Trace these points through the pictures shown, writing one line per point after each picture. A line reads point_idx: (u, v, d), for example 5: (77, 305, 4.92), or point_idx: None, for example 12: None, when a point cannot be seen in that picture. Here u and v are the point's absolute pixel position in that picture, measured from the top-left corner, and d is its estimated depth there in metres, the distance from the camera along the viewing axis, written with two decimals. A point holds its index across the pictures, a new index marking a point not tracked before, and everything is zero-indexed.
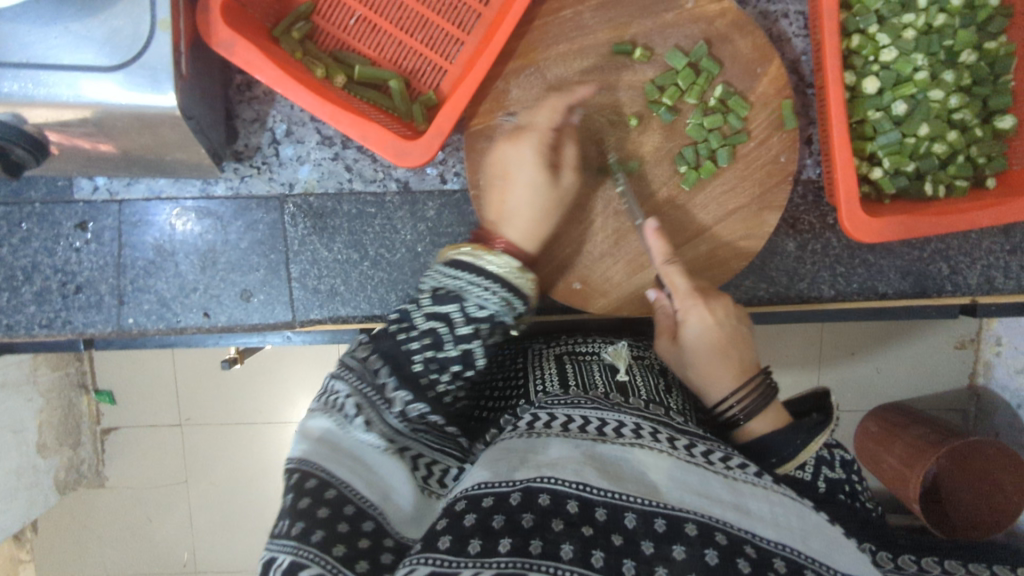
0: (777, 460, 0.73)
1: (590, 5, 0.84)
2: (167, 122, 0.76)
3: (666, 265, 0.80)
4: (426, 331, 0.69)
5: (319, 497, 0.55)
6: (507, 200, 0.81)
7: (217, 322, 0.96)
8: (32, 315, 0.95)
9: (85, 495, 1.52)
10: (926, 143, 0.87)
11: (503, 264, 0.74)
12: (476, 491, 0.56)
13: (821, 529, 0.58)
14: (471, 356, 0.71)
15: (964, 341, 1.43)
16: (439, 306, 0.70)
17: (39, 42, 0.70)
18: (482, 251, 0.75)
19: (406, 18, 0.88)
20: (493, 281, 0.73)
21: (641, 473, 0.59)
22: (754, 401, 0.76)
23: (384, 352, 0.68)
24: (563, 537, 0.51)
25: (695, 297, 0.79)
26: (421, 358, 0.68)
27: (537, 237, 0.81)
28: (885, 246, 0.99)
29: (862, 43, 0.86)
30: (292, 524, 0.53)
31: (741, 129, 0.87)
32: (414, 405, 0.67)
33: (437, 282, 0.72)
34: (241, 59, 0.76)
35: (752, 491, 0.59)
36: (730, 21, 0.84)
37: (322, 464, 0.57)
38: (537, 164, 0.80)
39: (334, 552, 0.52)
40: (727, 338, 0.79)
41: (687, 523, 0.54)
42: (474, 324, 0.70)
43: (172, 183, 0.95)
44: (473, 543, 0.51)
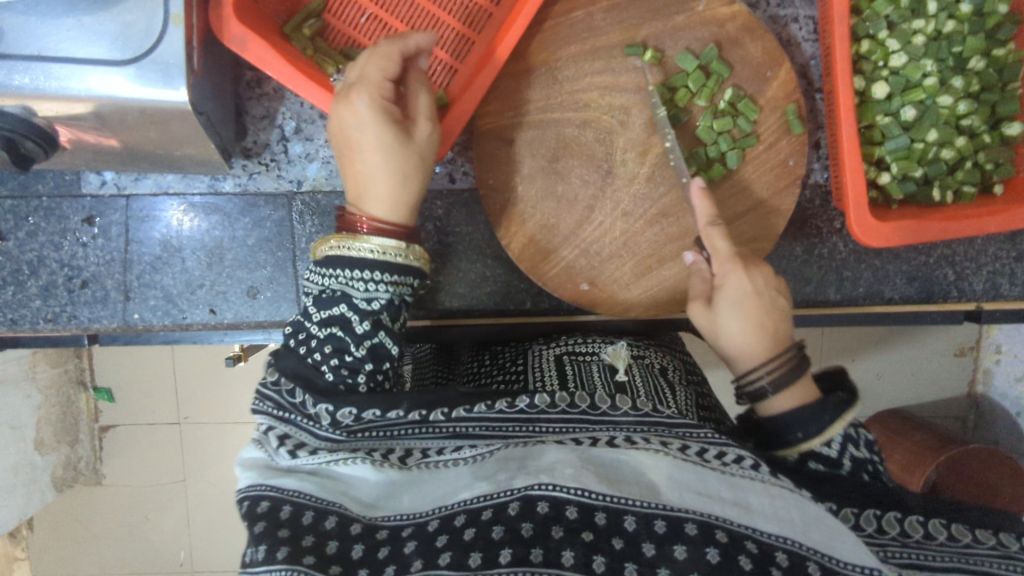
0: (801, 436, 0.67)
1: (602, 6, 0.84)
2: (177, 117, 0.76)
3: (707, 226, 0.77)
4: (327, 337, 0.67)
5: (275, 518, 0.54)
6: (360, 169, 0.72)
7: (223, 319, 0.96)
8: (38, 309, 0.95)
9: (85, 492, 1.52)
10: (934, 148, 0.87)
11: (379, 246, 0.68)
12: (475, 504, 0.55)
13: (822, 519, 0.56)
14: (378, 348, 0.69)
15: (964, 348, 1.42)
16: (331, 309, 0.67)
17: (52, 36, 0.70)
18: (348, 239, 0.69)
19: (418, 17, 0.88)
20: (372, 267, 0.68)
21: (639, 474, 0.58)
22: (785, 373, 0.70)
23: (291, 372, 0.66)
24: (564, 544, 0.52)
25: (734, 261, 0.75)
26: (329, 367, 0.66)
27: (406, 208, 0.73)
28: (892, 251, 0.99)
29: (871, 48, 0.86)
30: (256, 549, 0.52)
31: (750, 133, 0.87)
32: (341, 410, 0.63)
33: (318, 287, 0.70)
34: (253, 54, 0.76)
35: (752, 485, 0.58)
36: (741, 25, 0.85)
37: (266, 484, 0.56)
38: (377, 119, 0.70)
39: (305, 562, 0.51)
40: (763, 306, 0.73)
41: (687, 523, 0.54)
42: (368, 317, 0.68)
43: (180, 179, 0.94)
44: (473, 555, 0.51)
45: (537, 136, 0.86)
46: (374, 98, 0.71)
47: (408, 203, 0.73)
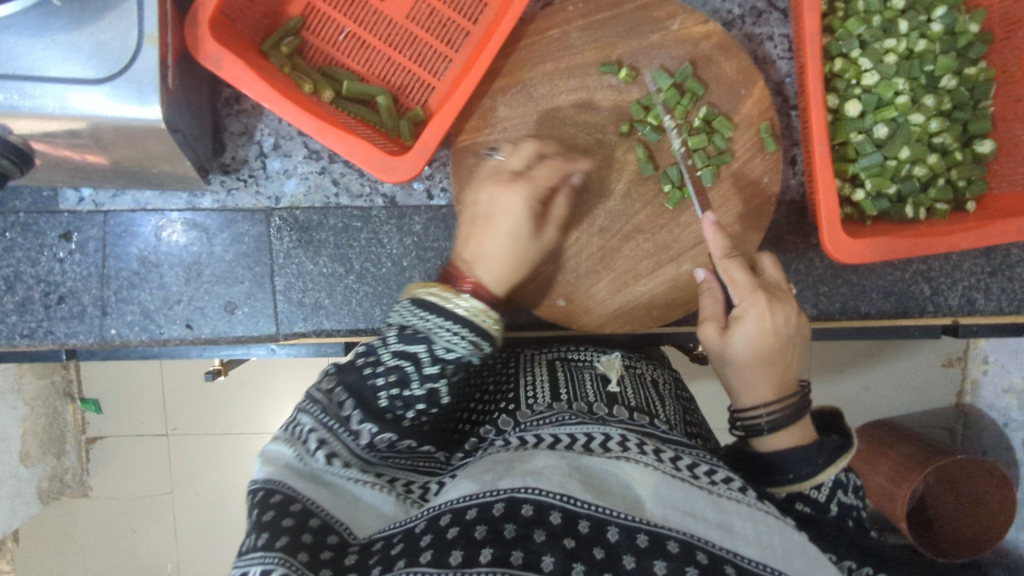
0: (792, 477, 0.67)
1: (578, 25, 0.85)
2: (153, 134, 0.76)
3: (723, 260, 0.76)
4: (391, 368, 0.66)
5: (283, 510, 0.55)
6: (484, 241, 0.78)
7: (200, 334, 0.96)
8: (14, 324, 0.94)
9: (67, 505, 1.51)
10: (907, 165, 0.87)
11: (472, 308, 0.69)
12: (460, 504, 0.56)
13: (804, 548, 0.57)
14: (435, 395, 0.67)
15: (952, 359, 1.43)
16: (407, 346, 0.67)
17: (26, 54, 0.70)
18: (450, 294, 0.70)
19: (396, 34, 0.89)
20: (463, 323, 0.69)
21: (626, 487, 0.58)
22: (787, 414, 0.70)
23: (347, 385, 0.66)
24: (545, 549, 0.51)
25: (757, 291, 0.73)
26: (387, 395, 0.66)
27: (507, 280, 0.78)
28: (868, 267, 0.99)
29: (844, 66, 0.87)
30: (257, 536, 0.52)
31: (724, 150, 0.87)
32: (380, 435, 0.65)
33: (405, 320, 0.69)
34: (229, 72, 0.77)
35: (736, 508, 0.58)
36: (715, 43, 0.86)
37: (291, 483, 0.58)
38: (523, 214, 0.78)
39: (299, 556, 0.52)
40: (779, 347, 0.72)
41: (670, 540, 0.53)
42: (442, 366, 0.67)
43: (158, 195, 0.95)
44: (455, 553, 0.51)
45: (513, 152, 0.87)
46: (530, 194, 0.79)
47: (508, 277, 0.78)
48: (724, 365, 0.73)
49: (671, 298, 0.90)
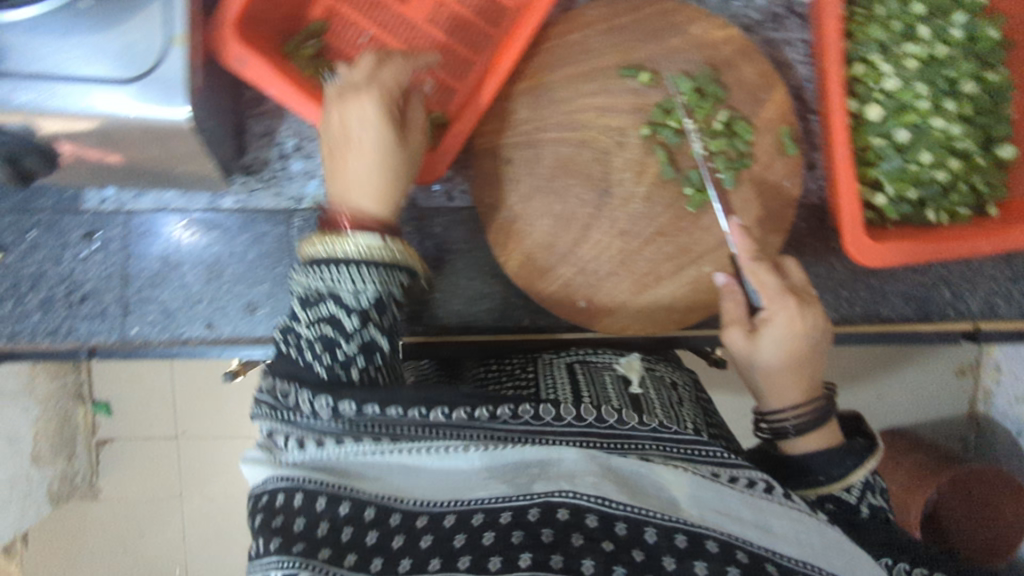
0: (824, 479, 0.70)
1: (599, 29, 0.86)
2: (178, 134, 0.77)
3: (751, 264, 0.73)
4: (313, 339, 0.64)
5: (289, 512, 0.58)
6: (349, 164, 0.76)
7: (221, 334, 0.96)
8: (37, 323, 0.95)
9: (80, 507, 1.51)
10: (929, 170, 0.87)
11: (365, 245, 0.65)
12: (494, 504, 0.60)
13: (835, 542, 0.62)
14: (371, 343, 0.65)
15: (964, 368, 1.41)
16: (317, 311, 0.64)
17: (55, 55, 0.71)
18: (334, 239, 0.66)
19: (417, 38, 0.90)
20: (361, 264, 0.65)
21: (659, 489, 0.63)
22: (814, 418, 0.71)
23: (284, 373, 0.65)
24: (585, 552, 0.56)
25: (788, 295, 0.71)
26: (323, 363, 0.64)
27: (388, 198, 0.75)
28: (889, 271, 0.99)
29: (864, 70, 0.87)
30: (267, 542, 0.56)
31: (745, 153, 0.87)
32: (320, 399, 0.62)
33: (304, 289, 0.66)
34: (252, 75, 0.78)
35: (770, 506, 0.63)
36: (735, 48, 0.86)
37: (283, 475, 0.60)
38: (379, 119, 0.75)
39: (321, 555, 0.56)
40: (807, 351, 0.71)
41: (707, 540, 0.59)
42: (360, 313, 0.64)
43: (180, 196, 0.96)
44: (496, 560, 0.55)
45: (534, 155, 0.87)
46: (381, 102, 0.76)
47: (390, 195, 0.76)
48: (751, 370, 0.73)
49: (692, 301, 0.90)
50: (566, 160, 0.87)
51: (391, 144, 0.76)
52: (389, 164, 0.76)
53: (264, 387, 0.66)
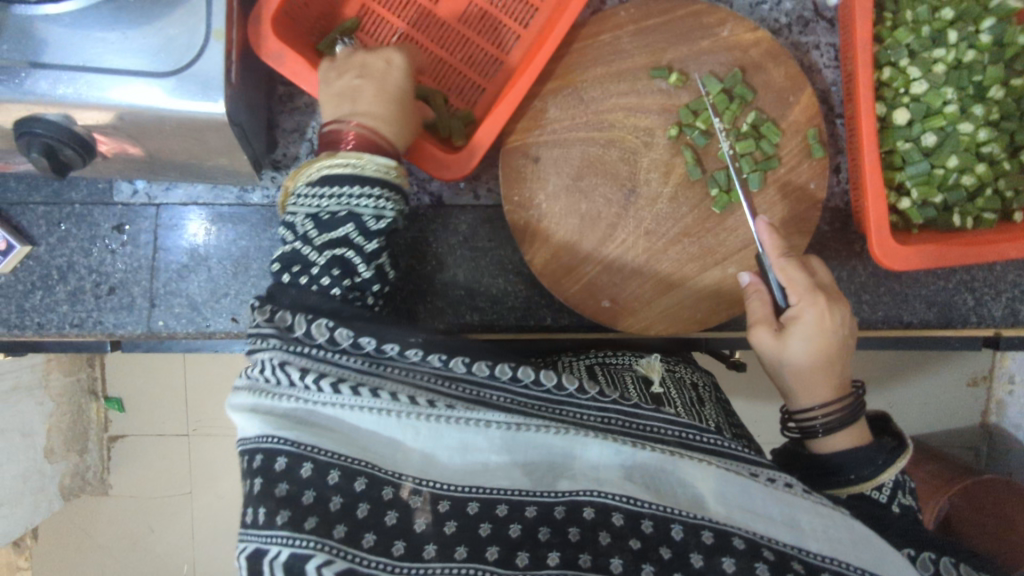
0: (854, 477, 0.69)
1: (629, 30, 0.87)
2: (214, 127, 0.78)
3: (780, 262, 0.76)
4: (330, 261, 0.67)
5: (296, 479, 0.54)
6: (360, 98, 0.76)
7: (245, 328, 0.97)
8: (65, 314, 0.95)
9: (94, 501, 1.52)
10: (955, 174, 0.88)
11: (382, 168, 0.70)
12: (518, 496, 0.57)
13: (868, 539, 0.58)
14: (382, 270, 0.71)
15: (976, 378, 1.41)
16: (333, 232, 0.67)
17: (95, 48, 0.72)
18: (354, 160, 0.70)
19: (448, 37, 0.91)
20: (377, 186, 0.69)
21: (685, 486, 0.60)
22: (843, 416, 0.71)
23: (295, 304, 0.65)
24: (612, 551, 0.55)
25: (814, 293, 0.73)
26: (339, 290, 0.67)
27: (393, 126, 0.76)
28: (911, 276, 1.00)
29: (892, 74, 0.89)
30: (274, 514, 0.52)
31: (772, 155, 0.88)
32: (340, 329, 0.63)
33: (317, 209, 0.68)
34: (291, 70, 0.79)
35: (800, 502, 0.60)
36: (764, 50, 0.87)
37: (285, 435, 0.55)
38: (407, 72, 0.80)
39: (335, 534, 0.52)
40: (836, 348, 0.72)
41: (735, 537, 0.56)
42: (376, 237, 0.69)
43: (209, 190, 0.97)
44: (522, 555, 0.54)
45: (562, 154, 0.88)
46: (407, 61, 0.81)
47: (399, 124, 0.77)
48: (781, 368, 0.73)
49: (717, 301, 0.90)
50: (593, 159, 0.88)
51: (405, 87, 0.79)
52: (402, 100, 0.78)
53: (266, 320, 0.64)
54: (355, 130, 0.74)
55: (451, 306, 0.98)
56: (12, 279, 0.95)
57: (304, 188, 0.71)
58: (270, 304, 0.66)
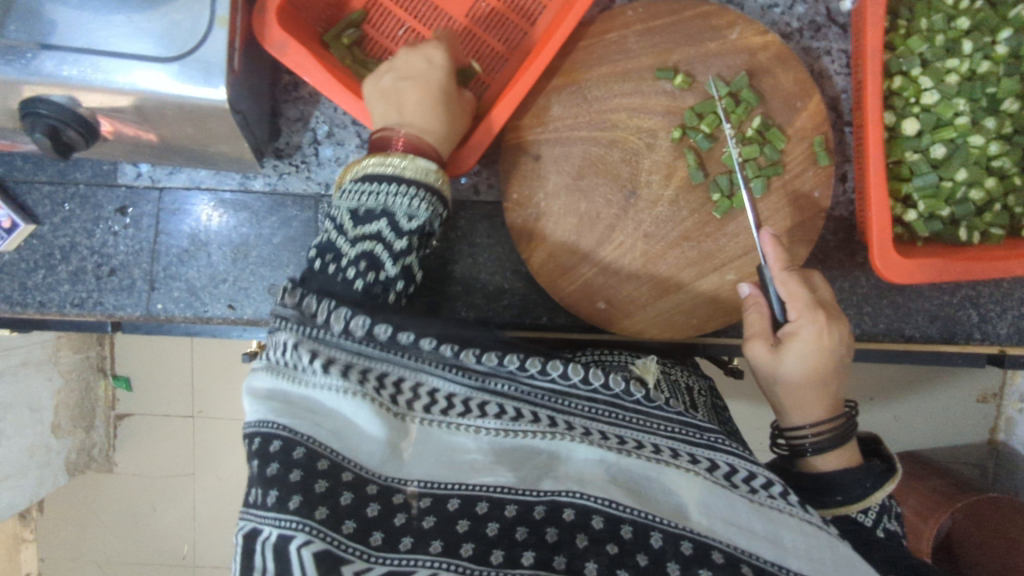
0: (841, 498, 0.68)
1: (636, 30, 0.86)
2: (216, 114, 0.78)
3: (781, 275, 0.76)
4: (359, 256, 0.67)
5: (287, 460, 0.52)
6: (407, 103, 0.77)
7: (243, 314, 0.98)
8: (66, 293, 0.97)
9: (95, 478, 1.54)
10: (963, 188, 0.86)
11: (422, 169, 0.71)
12: (498, 493, 0.55)
13: (851, 562, 0.56)
14: (409, 270, 0.71)
15: (986, 394, 1.38)
16: (366, 227, 0.67)
17: (102, 30, 0.72)
18: (396, 159, 0.70)
19: (454, 31, 0.91)
20: (416, 186, 0.70)
21: (669, 493, 0.58)
22: (834, 436, 0.71)
23: (320, 289, 0.66)
24: (588, 554, 0.52)
25: (813, 311, 0.72)
26: (363, 281, 0.66)
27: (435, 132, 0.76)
28: (915, 289, 0.98)
29: (903, 84, 0.86)
30: (267, 494, 0.51)
31: (776, 161, 0.86)
32: (356, 318, 0.63)
33: (354, 202, 0.69)
34: (293, 60, 0.78)
35: (785, 519, 0.57)
36: (772, 55, 0.85)
37: (283, 422, 0.54)
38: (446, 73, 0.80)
39: (315, 516, 0.50)
40: (830, 367, 0.71)
41: (715, 551, 0.53)
42: (408, 236, 0.69)
43: (212, 175, 0.97)
44: (496, 553, 0.51)
45: (564, 152, 0.87)
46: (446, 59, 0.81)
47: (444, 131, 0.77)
48: (773, 383, 0.73)
49: (712, 309, 0.90)
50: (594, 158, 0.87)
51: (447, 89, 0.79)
52: (445, 106, 0.78)
53: (291, 303, 0.64)
54: (405, 136, 0.74)
55: (447, 301, 0.99)
56: (16, 257, 0.97)
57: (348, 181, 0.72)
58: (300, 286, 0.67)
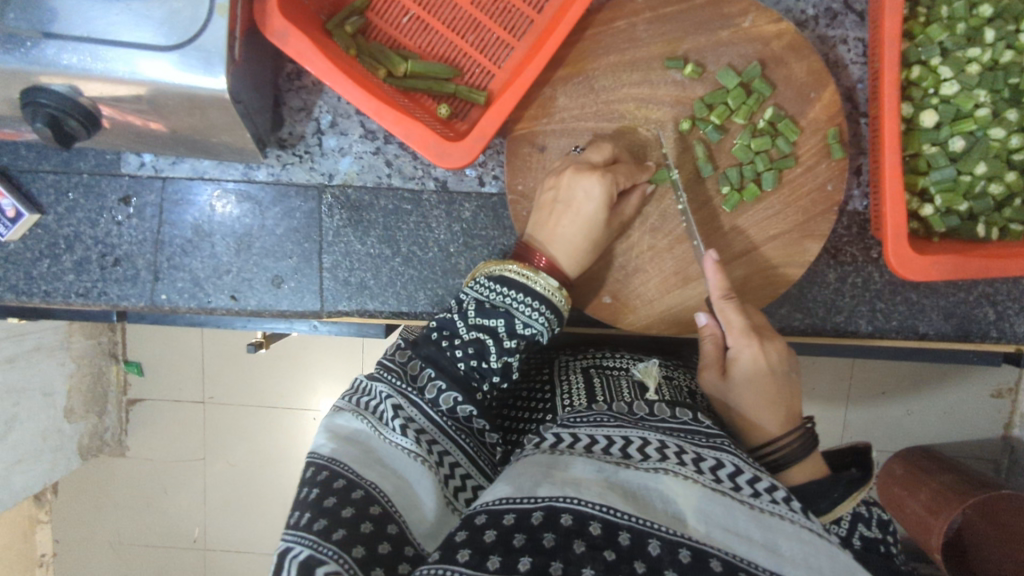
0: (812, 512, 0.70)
1: (645, 17, 0.83)
2: (217, 105, 0.77)
3: (721, 301, 0.79)
4: (472, 340, 0.74)
5: (344, 497, 0.56)
6: (561, 224, 0.82)
7: (246, 306, 0.97)
8: (71, 283, 0.97)
9: (106, 463, 1.56)
10: (982, 182, 0.84)
11: (549, 286, 0.78)
12: (498, 506, 0.55)
13: (851, 570, 0.54)
14: (509, 369, 0.76)
15: (1001, 390, 1.36)
16: (486, 320, 0.76)
17: (101, 18, 0.71)
18: (529, 271, 0.79)
19: (459, 19, 0.89)
20: (539, 301, 0.78)
21: (667, 502, 0.56)
22: (794, 451, 0.74)
23: (425, 357, 0.74)
24: (585, 560, 0.51)
25: (751, 335, 0.78)
26: (465, 365, 0.74)
27: (580, 260, 0.83)
28: (930, 285, 0.95)
29: (921, 74, 0.83)
30: (315, 521, 0.53)
31: (788, 154, 0.85)
32: (448, 393, 0.71)
33: (483, 296, 0.78)
34: (294, 48, 0.76)
35: (783, 526, 0.55)
36: (787, 43, 0.83)
37: (353, 466, 0.59)
38: (602, 201, 0.80)
39: (353, 553, 0.52)
40: (774, 381, 0.78)
41: (713, 558, 0.52)
42: (517, 339, 0.76)
43: (216, 165, 0.97)
44: (493, 558, 0.50)
45: (570, 143, 0.87)
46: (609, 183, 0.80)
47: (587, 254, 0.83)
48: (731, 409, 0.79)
49: None
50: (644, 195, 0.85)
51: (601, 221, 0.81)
52: (601, 231, 0.83)
53: (401, 360, 0.74)
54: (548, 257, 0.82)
55: (452, 294, 0.97)
56: (22, 247, 0.97)
57: (482, 277, 0.80)
58: (412, 348, 0.76)
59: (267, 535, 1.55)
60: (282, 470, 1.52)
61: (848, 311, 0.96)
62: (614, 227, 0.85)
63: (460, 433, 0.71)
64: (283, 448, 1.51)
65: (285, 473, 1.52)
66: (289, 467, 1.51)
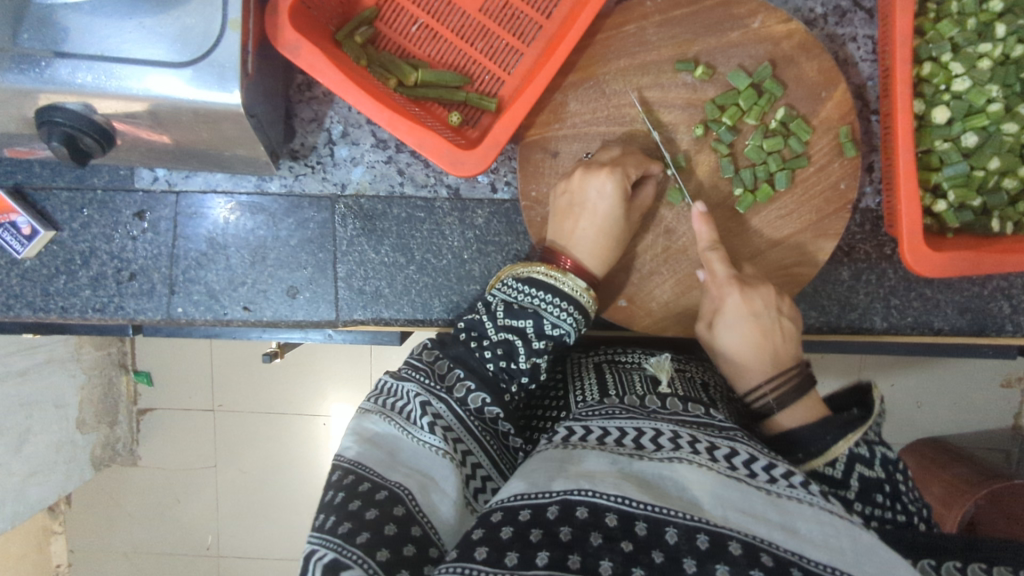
0: (802, 456, 0.70)
1: (654, 21, 0.83)
2: (230, 117, 0.77)
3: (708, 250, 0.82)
4: (500, 341, 0.75)
5: (369, 499, 0.56)
6: (580, 227, 0.82)
7: (262, 316, 0.98)
8: (87, 299, 0.97)
9: (121, 472, 1.56)
10: (996, 176, 0.84)
11: (576, 288, 0.79)
12: (513, 503, 0.55)
13: (874, 550, 0.52)
14: (537, 370, 0.76)
15: (1011, 379, 1.36)
16: (516, 322, 0.76)
17: (115, 36, 0.71)
18: (557, 273, 0.80)
19: (468, 26, 0.89)
20: (566, 302, 0.78)
21: (683, 489, 0.56)
22: (788, 391, 0.77)
23: (451, 356, 0.76)
24: (602, 552, 0.50)
25: (732, 283, 0.81)
26: (494, 366, 0.75)
27: (604, 260, 0.83)
28: (944, 280, 0.96)
29: (933, 70, 0.84)
30: (339, 523, 0.54)
31: (801, 153, 0.85)
32: (475, 394, 0.72)
33: (513, 298, 0.78)
34: (306, 62, 0.76)
35: (800, 509, 0.54)
36: (797, 43, 0.82)
37: (380, 471, 0.59)
38: (615, 201, 0.80)
39: (377, 556, 0.51)
40: (761, 328, 0.80)
41: (731, 541, 0.51)
42: (545, 340, 0.76)
43: (228, 178, 0.97)
44: (511, 555, 0.50)
45: (582, 148, 0.87)
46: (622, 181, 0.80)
47: (605, 256, 0.83)
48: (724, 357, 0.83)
49: None
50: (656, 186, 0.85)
51: (615, 220, 0.82)
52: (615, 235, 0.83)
53: (428, 360, 0.75)
54: (572, 258, 0.82)
55: (467, 301, 0.97)
56: (37, 263, 0.97)
57: (510, 278, 0.81)
58: (439, 349, 0.77)
59: (280, 539, 1.55)
60: (294, 474, 1.52)
61: (862, 308, 0.96)
62: (631, 227, 0.85)
63: (485, 433, 0.72)
64: (296, 454, 1.51)
65: (297, 477, 1.52)
66: (300, 472, 1.52)
